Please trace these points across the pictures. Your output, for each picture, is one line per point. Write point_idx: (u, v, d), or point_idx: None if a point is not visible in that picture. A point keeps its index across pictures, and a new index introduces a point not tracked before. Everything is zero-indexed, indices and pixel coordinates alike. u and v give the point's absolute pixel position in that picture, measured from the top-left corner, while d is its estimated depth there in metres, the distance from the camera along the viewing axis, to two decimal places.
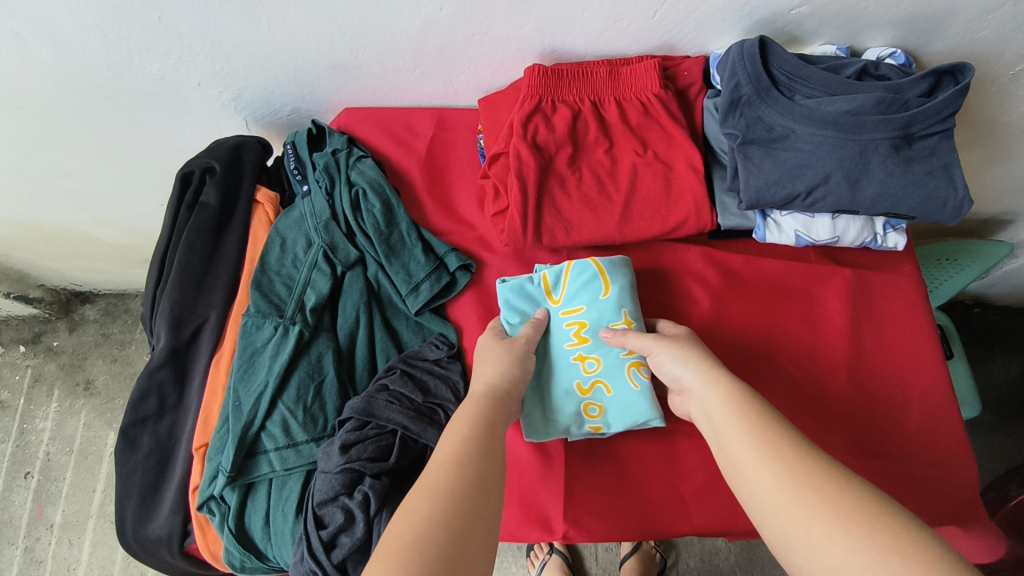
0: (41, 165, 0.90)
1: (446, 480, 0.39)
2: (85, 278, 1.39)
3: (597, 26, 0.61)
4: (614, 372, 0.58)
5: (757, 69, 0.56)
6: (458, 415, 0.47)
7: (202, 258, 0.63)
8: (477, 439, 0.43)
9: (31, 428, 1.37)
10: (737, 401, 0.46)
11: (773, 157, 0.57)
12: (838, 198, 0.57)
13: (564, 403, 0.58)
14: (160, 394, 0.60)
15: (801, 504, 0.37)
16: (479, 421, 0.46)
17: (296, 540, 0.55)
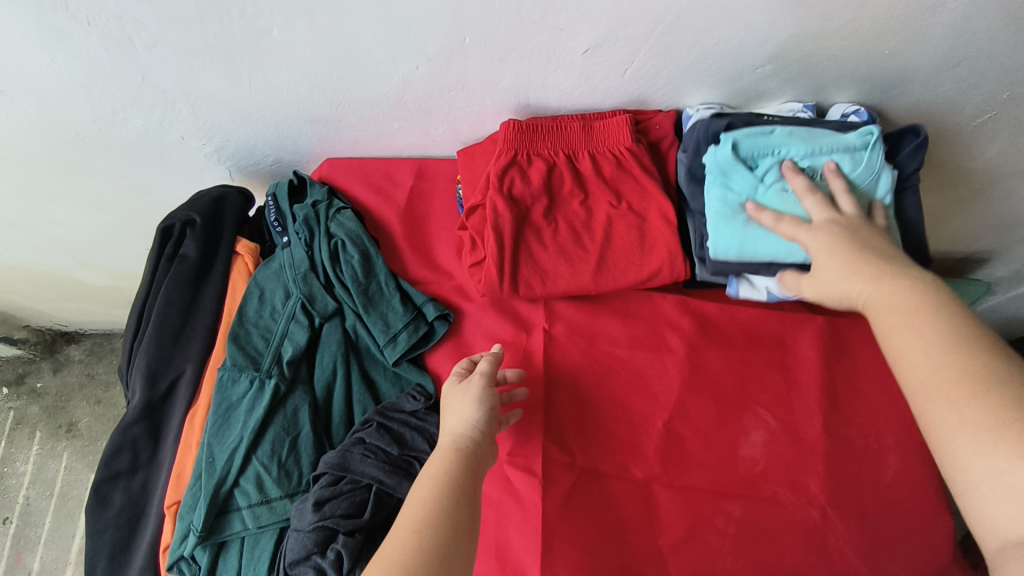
0: (26, 212, 0.91)
1: (404, 551, 0.43)
2: (70, 319, 1.38)
3: (570, 83, 0.63)
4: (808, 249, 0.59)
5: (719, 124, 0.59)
6: (424, 472, 0.50)
7: (179, 311, 0.64)
8: (439, 500, 0.47)
9: (10, 471, 1.35)
10: (921, 304, 0.46)
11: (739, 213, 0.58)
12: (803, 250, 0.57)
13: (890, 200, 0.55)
14: (134, 450, 0.60)
15: (986, 423, 0.39)
16: (443, 478, 0.49)
17: None
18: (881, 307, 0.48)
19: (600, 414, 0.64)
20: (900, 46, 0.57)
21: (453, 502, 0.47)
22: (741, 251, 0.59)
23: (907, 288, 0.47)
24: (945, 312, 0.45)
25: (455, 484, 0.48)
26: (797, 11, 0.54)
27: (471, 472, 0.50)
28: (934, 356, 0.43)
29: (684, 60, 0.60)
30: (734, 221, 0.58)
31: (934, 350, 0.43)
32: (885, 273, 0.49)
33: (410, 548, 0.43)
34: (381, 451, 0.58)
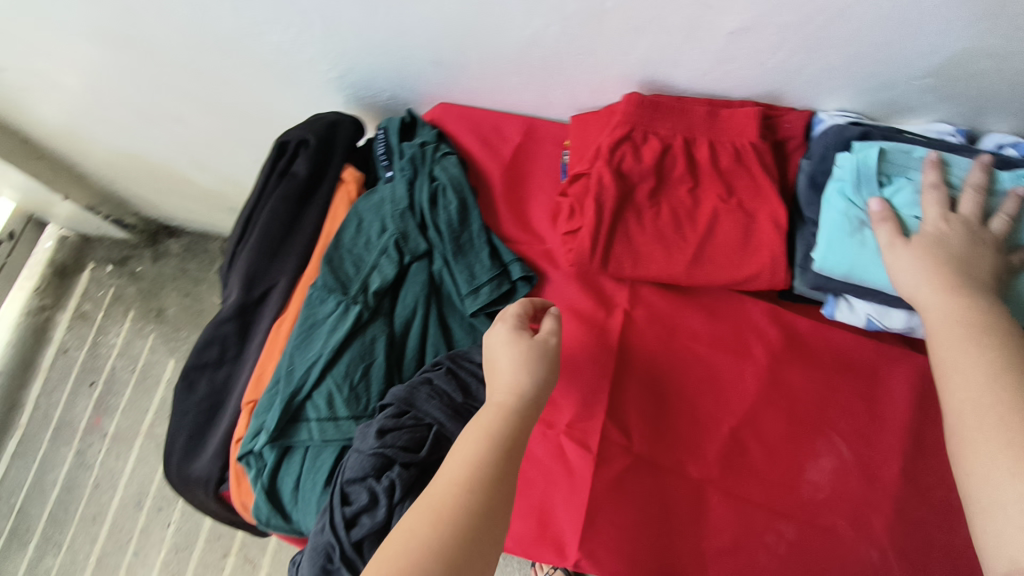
0: (157, 106, 0.97)
1: (452, 508, 0.44)
2: (175, 214, 1.48)
3: (704, 65, 0.60)
4: None
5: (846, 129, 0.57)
6: (476, 425, 0.50)
7: (283, 225, 0.67)
8: (492, 466, 0.47)
9: (104, 341, 1.48)
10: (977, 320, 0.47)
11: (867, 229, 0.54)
12: None
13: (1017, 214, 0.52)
14: (222, 345, 0.65)
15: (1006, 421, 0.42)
16: (497, 441, 0.48)
17: (320, 510, 0.56)
18: (952, 319, 0.48)
19: (665, 406, 0.63)
20: None
21: (504, 473, 0.47)
22: (850, 271, 0.55)
23: (967, 304, 0.48)
24: (994, 328, 0.47)
25: (507, 451, 0.48)
26: (978, 23, 0.49)
27: (521, 439, 0.50)
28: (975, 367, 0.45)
29: (834, 58, 0.56)
30: (855, 238, 0.54)
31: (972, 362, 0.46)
32: (956, 284, 0.49)
33: (458, 508, 0.44)
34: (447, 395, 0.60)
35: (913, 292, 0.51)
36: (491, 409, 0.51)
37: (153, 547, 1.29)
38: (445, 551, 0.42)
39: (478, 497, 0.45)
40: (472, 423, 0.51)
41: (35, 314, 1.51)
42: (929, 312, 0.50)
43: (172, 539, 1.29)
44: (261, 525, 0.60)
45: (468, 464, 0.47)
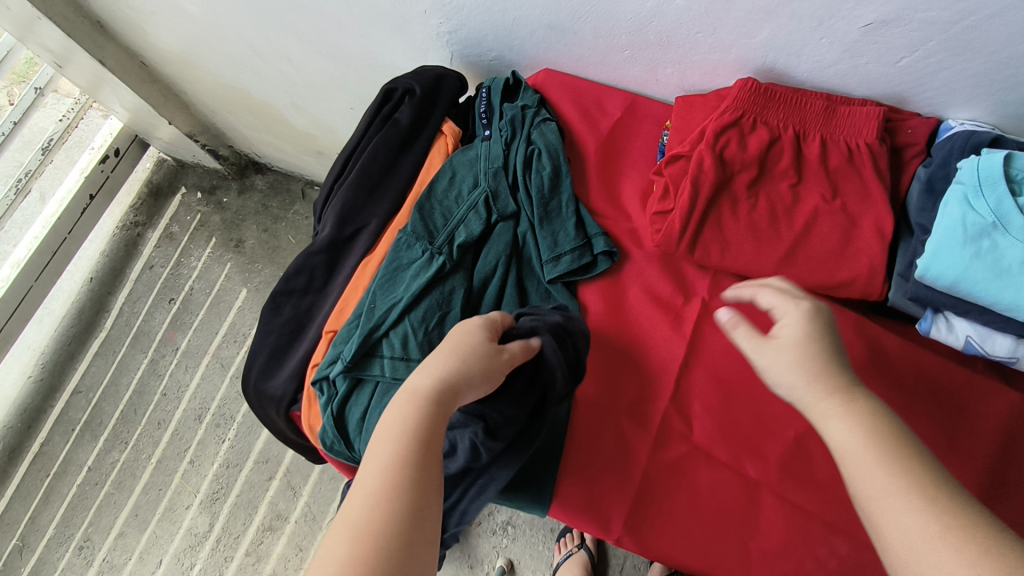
0: (269, 44, 1.01)
1: (377, 515, 0.42)
2: (265, 152, 1.54)
3: (831, 57, 0.58)
4: None
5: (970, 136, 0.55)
6: (404, 416, 0.48)
7: (380, 168, 0.69)
8: (413, 470, 0.45)
9: (186, 263, 1.57)
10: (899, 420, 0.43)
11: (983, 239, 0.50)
12: None
13: None
14: (310, 275, 0.68)
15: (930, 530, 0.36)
16: (413, 433, 0.47)
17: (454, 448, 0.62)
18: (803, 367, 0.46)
19: (732, 402, 0.62)
20: None
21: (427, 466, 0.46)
22: (957, 282, 0.52)
23: (869, 409, 0.43)
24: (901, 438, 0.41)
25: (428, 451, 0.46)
26: None
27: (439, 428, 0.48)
28: (887, 481, 0.39)
29: (978, 64, 0.53)
30: (967, 249, 0.50)
31: (891, 475, 0.39)
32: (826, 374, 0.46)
33: (388, 519, 0.42)
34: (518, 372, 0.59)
35: (810, 406, 0.46)
36: (414, 400, 0.49)
37: (207, 460, 1.37)
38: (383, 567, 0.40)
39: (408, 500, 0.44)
40: (392, 412, 0.48)
41: (128, 229, 1.61)
42: (834, 428, 0.44)
43: (225, 455, 1.37)
44: (326, 450, 0.62)
45: (390, 460, 0.45)
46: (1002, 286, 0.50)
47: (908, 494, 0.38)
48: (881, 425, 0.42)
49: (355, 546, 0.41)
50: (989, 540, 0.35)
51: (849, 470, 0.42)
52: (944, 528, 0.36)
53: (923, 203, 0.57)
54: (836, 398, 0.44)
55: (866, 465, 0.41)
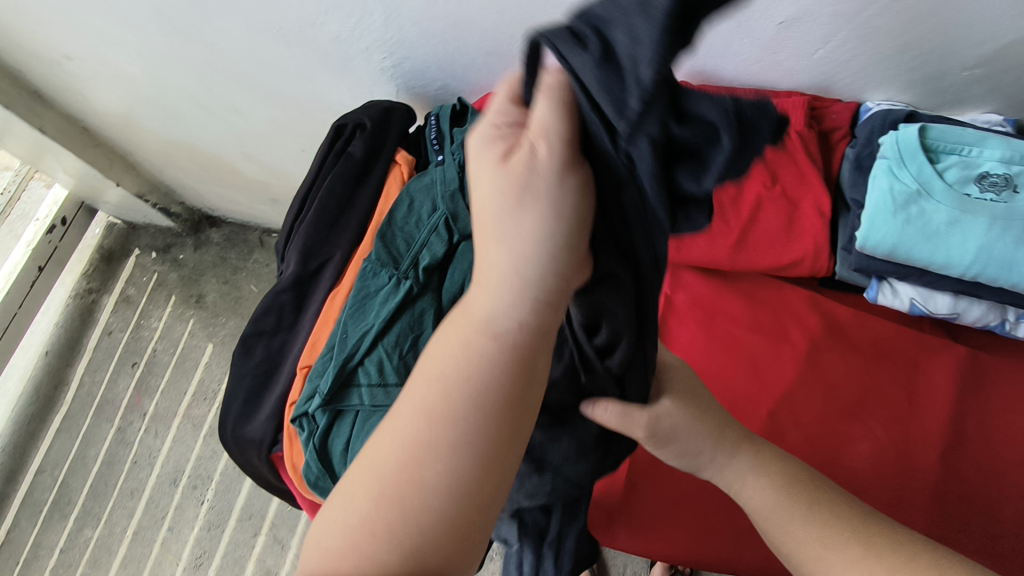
0: (214, 95, 1.01)
1: (402, 489, 0.36)
2: (218, 204, 1.52)
3: (754, 55, 0.62)
4: (995, 260, 0.52)
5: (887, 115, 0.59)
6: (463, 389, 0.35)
7: (339, 202, 0.70)
8: (456, 425, 0.35)
9: (146, 324, 1.53)
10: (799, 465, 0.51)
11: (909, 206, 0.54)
12: (990, 254, 0.52)
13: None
14: (279, 314, 0.68)
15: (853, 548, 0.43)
16: (459, 377, 0.36)
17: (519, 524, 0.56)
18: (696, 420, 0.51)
19: None
20: None
21: (484, 463, 0.36)
22: (894, 248, 0.55)
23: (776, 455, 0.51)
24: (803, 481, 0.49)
25: (512, 412, 0.36)
26: None
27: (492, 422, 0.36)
28: (810, 531, 0.45)
29: (884, 49, 0.57)
30: (899, 215, 0.54)
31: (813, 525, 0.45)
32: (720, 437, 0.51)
33: (422, 487, 0.35)
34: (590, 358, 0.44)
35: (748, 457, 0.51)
36: (479, 344, 0.35)
37: (187, 524, 1.33)
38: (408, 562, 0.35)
39: (452, 478, 0.35)
40: (449, 350, 0.36)
41: (82, 296, 1.56)
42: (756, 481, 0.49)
43: (206, 517, 1.33)
44: (310, 488, 0.61)
45: (430, 424, 0.36)
46: (932, 247, 0.54)
47: (833, 527, 0.45)
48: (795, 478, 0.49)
49: (380, 508, 0.36)
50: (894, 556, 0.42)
51: (773, 529, 0.47)
52: (864, 551, 0.43)
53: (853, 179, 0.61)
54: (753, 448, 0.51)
55: (786, 516, 0.47)
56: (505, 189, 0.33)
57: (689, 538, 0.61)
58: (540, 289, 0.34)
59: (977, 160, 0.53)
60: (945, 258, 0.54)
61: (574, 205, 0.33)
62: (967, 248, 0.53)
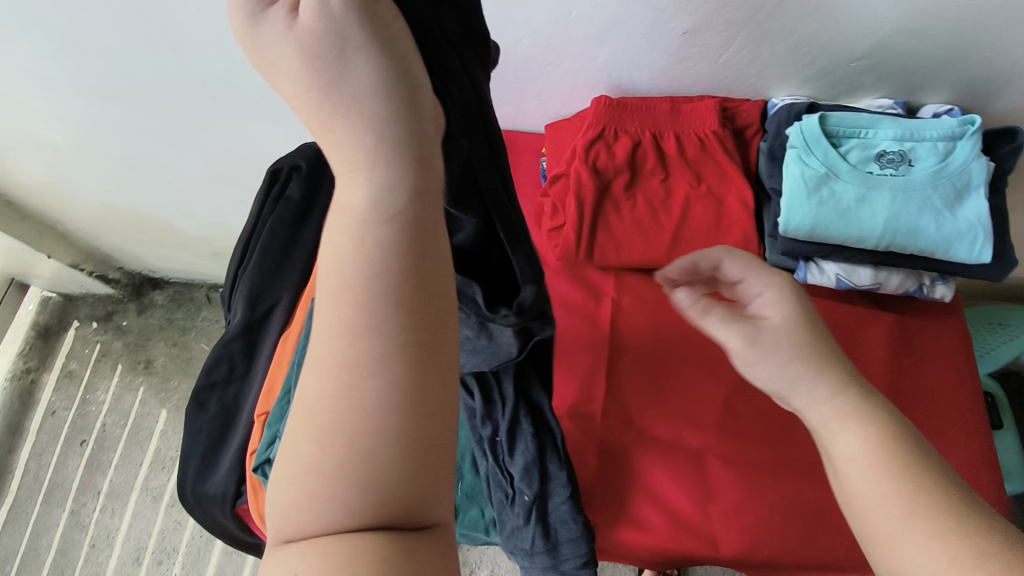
0: (144, 154, 1.00)
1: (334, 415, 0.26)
2: (159, 265, 1.49)
3: (664, 65, 0.66)
4: (902, 229, 0.57)
5: (791, 108, 0.63)
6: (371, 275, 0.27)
7: (281, 245, 0.69)
8: (373, 319, 0.26)
9: (92, 399, 1.47)
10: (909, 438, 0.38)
11: (821, 190, 0.58)
12: (897, 226, 0.57)
13: (954, 170, 0.56)
14: (230, 363, 0.67)
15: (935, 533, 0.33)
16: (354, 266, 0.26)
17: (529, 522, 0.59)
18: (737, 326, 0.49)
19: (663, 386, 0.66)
20: (1001, 51, 0.58)
21: (418, 367, 0.26)
22: (813, 228, 0.59)
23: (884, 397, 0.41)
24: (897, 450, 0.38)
25: (414, 285, 0.27)
26: (902, 5, 0.55)
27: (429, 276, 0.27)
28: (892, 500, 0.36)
29: (779, 49, 0.62)
30: (813, 198, 0.58)
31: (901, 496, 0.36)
32: None
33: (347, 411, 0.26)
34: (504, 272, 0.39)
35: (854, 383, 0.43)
36: (371, 234, 0.26)
37: None
38: (387, 507, 0.26)
39: (390, 393, 0.26)
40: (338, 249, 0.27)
41: (19, 378, 1.49)
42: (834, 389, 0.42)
43: None
44: None
45: (342, 339, 0.26)
46: (846, 224, 0.58)
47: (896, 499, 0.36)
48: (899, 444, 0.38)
49: (321, 450, 0.26)
50: (986, 541, 0.32)
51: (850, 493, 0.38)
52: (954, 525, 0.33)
53: (770, 170, 0.65)
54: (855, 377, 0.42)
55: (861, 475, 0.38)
56: (298, 58, 0.25)
57: (667, 535, 0.61)
58: (399, 142, 0.26)
59: (875, 140, 0.58)
60: (858, 233, 0.58)
61: (388, 45, 0.25)
62: (876, 221, 0.57)
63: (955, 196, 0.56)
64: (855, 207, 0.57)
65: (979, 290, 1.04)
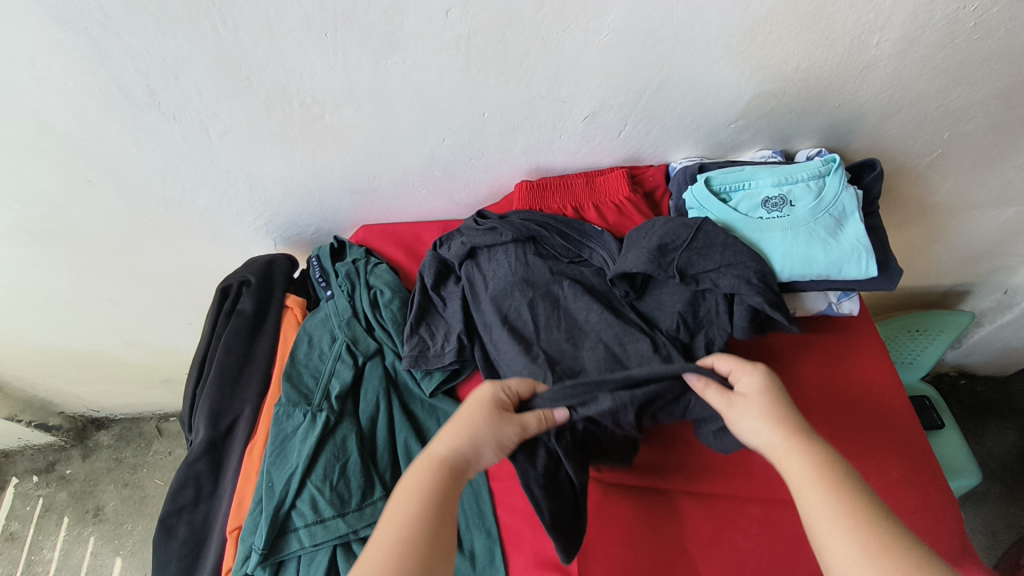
0: (86, 293, 1.01)
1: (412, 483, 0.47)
2: (104, 403, 1.43)
3: (574, 145, 0.75)
4: (800, 253, 0.63)
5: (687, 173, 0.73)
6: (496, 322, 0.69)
7: (237, 359, 0.72)
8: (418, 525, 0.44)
9: (37, 560, 1.35)
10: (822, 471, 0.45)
11: (709, 250, 0.64)
12: (795, 256, 0.63)
13: (830, 198, 0.65)
14: (197, 484, 0.67)
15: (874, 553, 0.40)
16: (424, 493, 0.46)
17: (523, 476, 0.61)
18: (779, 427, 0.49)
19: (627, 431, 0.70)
20: (847, 100, 0.69)
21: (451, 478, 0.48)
22: None
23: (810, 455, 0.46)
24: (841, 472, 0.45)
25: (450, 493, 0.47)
26: (756, 75, 0.66)
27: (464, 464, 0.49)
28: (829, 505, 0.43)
29: (667, 122, 0.72)
30: None
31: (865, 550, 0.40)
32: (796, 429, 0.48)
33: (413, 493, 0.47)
34: (611, 329, 0.66)
35: (767, 445, 0.49)
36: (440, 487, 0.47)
37: None
38: None
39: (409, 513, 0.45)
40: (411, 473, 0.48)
41: None
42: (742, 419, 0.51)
43: None
44: None
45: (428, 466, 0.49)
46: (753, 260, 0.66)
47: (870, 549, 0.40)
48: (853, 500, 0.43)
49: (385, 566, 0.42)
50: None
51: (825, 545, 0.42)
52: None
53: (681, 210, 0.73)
54: (791, 437, 0.48)
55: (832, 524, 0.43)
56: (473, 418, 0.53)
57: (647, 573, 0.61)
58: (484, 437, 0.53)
59: (757, 189, 0.67)
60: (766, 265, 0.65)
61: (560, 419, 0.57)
62: (772, 259, 0.64)
63: (834, 225, 0.64)
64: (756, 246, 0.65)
65: (894, 302, 1.15)
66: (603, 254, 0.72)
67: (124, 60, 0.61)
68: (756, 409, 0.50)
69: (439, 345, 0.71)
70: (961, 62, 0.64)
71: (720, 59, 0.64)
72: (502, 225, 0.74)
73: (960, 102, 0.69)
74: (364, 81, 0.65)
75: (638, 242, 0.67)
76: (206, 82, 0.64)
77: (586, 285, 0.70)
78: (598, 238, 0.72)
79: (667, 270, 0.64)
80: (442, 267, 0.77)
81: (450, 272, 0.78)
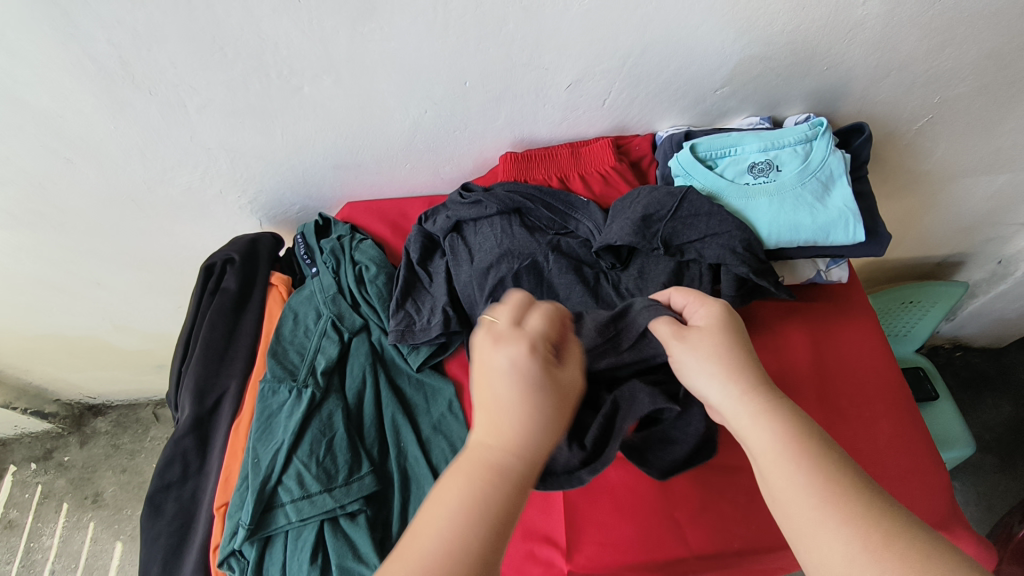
0: (74, 277, 1.00)
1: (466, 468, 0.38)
2: (99, 390, 1.43)
3: (558, 115, 0.74)
4: (787, 218, 0.62)
5: (673, 140, 0.72)
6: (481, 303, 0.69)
7: (223, 336, 0.71)
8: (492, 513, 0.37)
9: (37, 546, 1.36)
10: (791, 449, 0.40)
11: (696, 221, 0.63)
12: (781, 221, 0.62)
13: (816, 163, 0.64)
14: (184, 461, 0.66)
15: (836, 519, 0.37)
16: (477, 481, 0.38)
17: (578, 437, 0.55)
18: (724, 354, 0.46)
19: None
20: (835, 63, 0.68)
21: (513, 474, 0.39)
22: None
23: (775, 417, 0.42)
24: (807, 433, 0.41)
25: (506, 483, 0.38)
26: (740, 40, 0.65)
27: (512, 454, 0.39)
28: (808, 494, 0.38)
29: (652, 90, 0.71)
30: None
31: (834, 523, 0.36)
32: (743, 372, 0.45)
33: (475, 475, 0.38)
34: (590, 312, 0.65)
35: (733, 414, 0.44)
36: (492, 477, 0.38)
37: None
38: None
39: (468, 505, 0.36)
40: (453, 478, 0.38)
41: None
42: (700, 368, 0.46)
43: None
44: None
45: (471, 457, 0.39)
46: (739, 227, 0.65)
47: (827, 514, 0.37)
48: (831, 477, 0.38)
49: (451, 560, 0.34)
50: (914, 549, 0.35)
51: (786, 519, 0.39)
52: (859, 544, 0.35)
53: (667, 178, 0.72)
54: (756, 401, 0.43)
55: (801, 516, 0.38)
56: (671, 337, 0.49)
57: (636, 543, 0.61)
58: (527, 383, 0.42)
59: (744, 155, 0.66)
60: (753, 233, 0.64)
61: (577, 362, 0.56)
62: (759, 225, 0.63)
63: (821, 188, 0.63)
64: (742, 212, 0.64)
65: (888, 274, 1.14)
66: (589, 225, 0.70)
67: (96, 31, 0.59)
68: (705, 346, 0.46)
69: (424, 322, 0.70)
70: (949, 22, 0.63)
71: (704, 23, 0.62)
72: (486, 198, 0.72)
73: (949, 64, 0.68)
74: (342, 51, 0.63)
75: (625, 211, 0.66)
76: (181, 54, 0.62)
77: (571, 258, 0.69)
78: (582, 208, 0.71)
79: (651, 240, 0.63)
80: (428, 242, 0.76)
81: (436, 248, 0.77)
